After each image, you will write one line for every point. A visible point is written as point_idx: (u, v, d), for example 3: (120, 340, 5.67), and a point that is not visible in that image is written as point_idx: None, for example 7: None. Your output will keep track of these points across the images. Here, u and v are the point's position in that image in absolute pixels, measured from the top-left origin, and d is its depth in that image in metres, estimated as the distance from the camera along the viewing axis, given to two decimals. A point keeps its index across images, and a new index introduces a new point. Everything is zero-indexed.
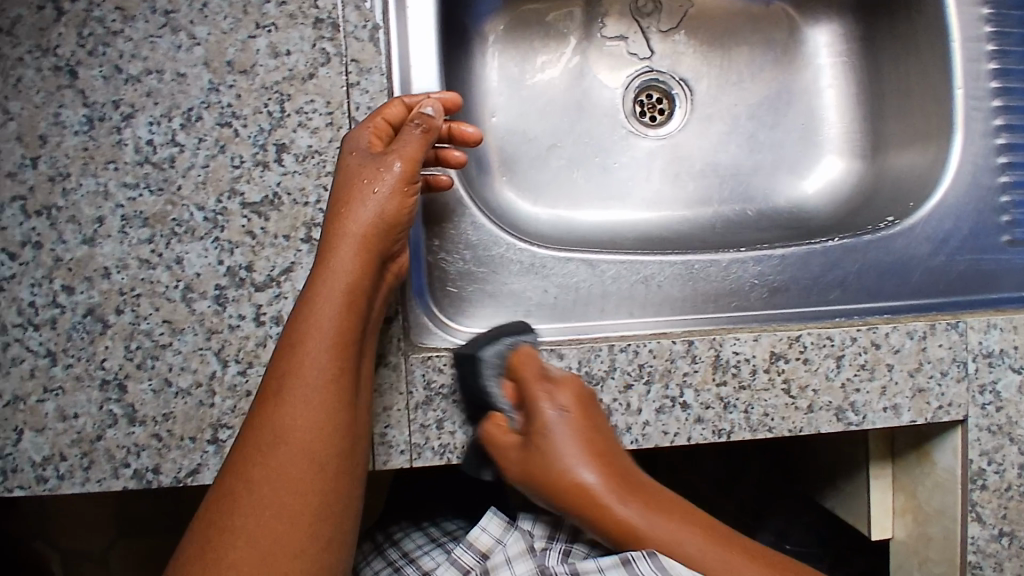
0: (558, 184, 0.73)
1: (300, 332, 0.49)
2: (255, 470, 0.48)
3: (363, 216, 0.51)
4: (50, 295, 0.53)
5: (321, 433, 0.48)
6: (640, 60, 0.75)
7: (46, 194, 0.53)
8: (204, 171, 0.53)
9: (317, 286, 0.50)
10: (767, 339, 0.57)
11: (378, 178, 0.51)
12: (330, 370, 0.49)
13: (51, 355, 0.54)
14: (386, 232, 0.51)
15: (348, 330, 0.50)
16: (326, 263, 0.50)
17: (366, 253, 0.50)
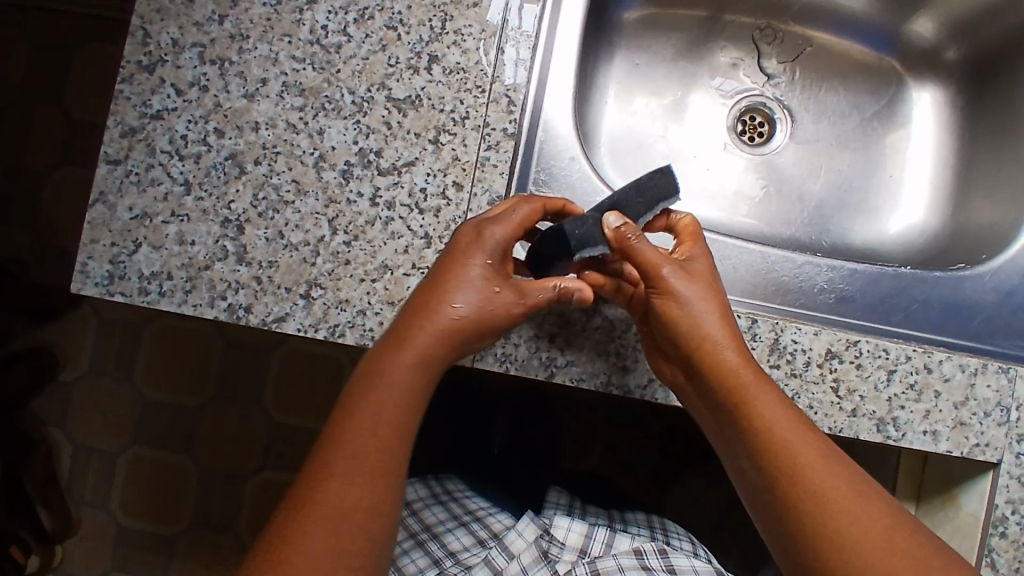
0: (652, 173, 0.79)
1: (374, 409, 0.49)
2: (316, 504, 0.47)
3: (465, 308, 0.52)
4: (201, 134, 0.59)
5: (376, 509, 0.48)
6: (754, 84, 0.83)
7: (224, 48, 0.60)
8: (363, 62, 0.60)
9: (396, 370, 0.51)
10: (826, 336, 0.61)
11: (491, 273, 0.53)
12: (397, 446, 0.50)
13: (186, 185, 0.59)
14: (486, 327, 0.53)
15: (416, 405, 0.51)
16: (420, 333, 0.52)
17: (452, 339, 0.52)
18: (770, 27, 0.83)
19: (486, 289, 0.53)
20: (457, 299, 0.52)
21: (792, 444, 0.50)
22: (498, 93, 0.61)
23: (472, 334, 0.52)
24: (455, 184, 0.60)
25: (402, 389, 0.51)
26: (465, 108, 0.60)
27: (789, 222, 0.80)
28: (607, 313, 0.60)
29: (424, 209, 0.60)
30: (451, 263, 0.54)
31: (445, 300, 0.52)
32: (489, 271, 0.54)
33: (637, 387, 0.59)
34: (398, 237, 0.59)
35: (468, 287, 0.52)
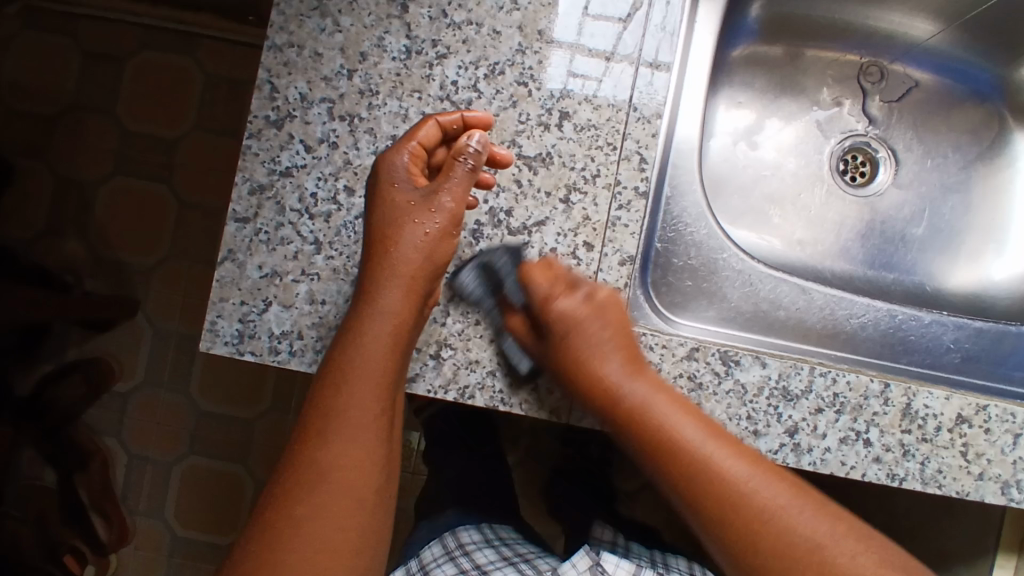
0: (753, 213, 0.79)
1: (344, 374, 0.53)
2: (312, 466, 0.53)
3: (407, 257, 0.55)
4: (331, 192, 0.59)
5: (371, 464, 0.54)
6: (856, 123, 0.82)
7: (353, 104, 0.59)
8: (494, 119, 0.59)
9: (361, 333, 0.54)
10: (957, 401, 0.61)
11: (424, 219, 0.55)
12: (371, 404, 0.54)
13: (316, 244, 0.58)
14: (432, 269, 0.55)
15: (392, 368, 0.54)
16: (375, 295, 0.54)
17: (412, 293, 0.55)
18: (875, 63, 0.82)
19: (421, 235, 0.55)
20: (397, 253, 0.54)
21: (728, 465, 0.53)
22: (630, 150, 0.60)
23: (425, 283, 0.55)
24: (585, 245, 0.59)
25: (368, 355, 0.54)
26: (596, 166, 0.59)
27: (888, 265, 0.80)
28: (739, 376, 0.59)
29: (554, 269, 0.59)
30: (385, 213, 0.55)
31: (390, 257, 0.54)
32: (417, 212, 0.55)
33: (767, 451, 0.59)
34: (528, 297, 0.59)
35: (408, 235, 0.55)
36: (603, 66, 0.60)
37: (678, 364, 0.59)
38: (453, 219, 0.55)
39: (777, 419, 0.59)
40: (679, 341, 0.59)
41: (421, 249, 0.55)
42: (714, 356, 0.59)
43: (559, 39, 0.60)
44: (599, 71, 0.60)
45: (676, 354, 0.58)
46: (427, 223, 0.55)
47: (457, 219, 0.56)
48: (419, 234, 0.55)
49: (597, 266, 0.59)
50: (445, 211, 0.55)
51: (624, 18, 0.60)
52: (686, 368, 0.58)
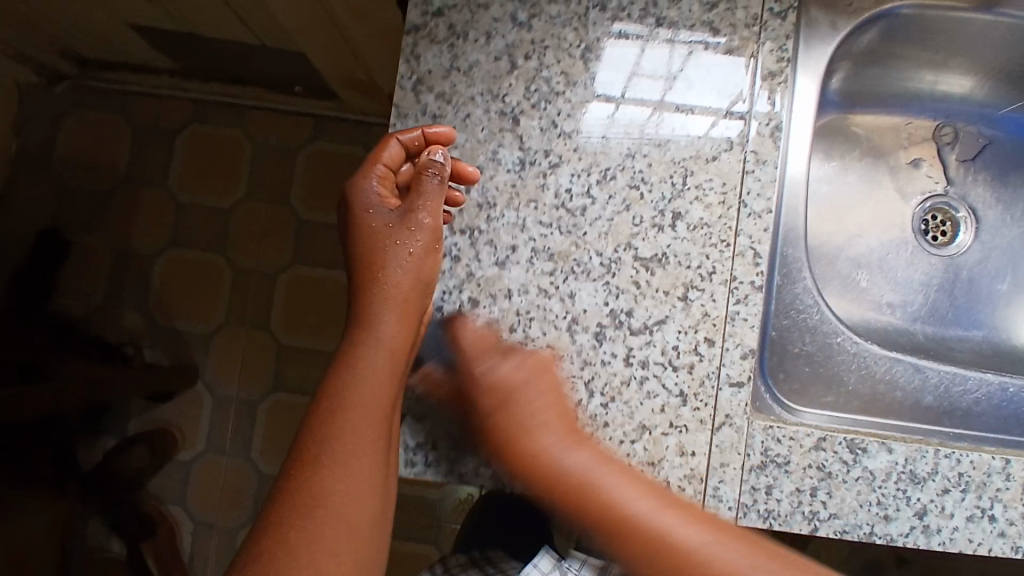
0: (841, 278, 0.80)
1: (343, 400, 0.56)
2: (308, 489, 0.53)
3: (398, 280, 0.59)
4: (457, 304, 0.61)
5: (371, 484, 0.55)
6: (936, 183, 0.84)
7: (472, 217, 0.61)
8: (609, 223, 0.61)
9: (362, 361, 0.57)
10: None
11: (405, 240, 0.59)
12: (369, 429, 0.55)
13: (445, 355, 0.60)
14: (423, 291, 0.59)
15: (395, 388, 0.57)
16: (374, 319, 0.58)
17: (408, 313, 0.58)
18: (948, 126, 0.84)
19: (406, 256, 0.59)
20: (386, 277, 0.59)
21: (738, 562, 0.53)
22: (743, 246, 0.61)
23: (418, 306, 0.59)
24: (707, 340, 0.60)
25: (367, 381, 0.56)
26: (711, 263, 0.61)
27: (975, 323, 0.81)
28: (867, 463, 0.60)
29: (677, 366, 0.60)
30: (368, 240, 0.61)
31: (381, 283, 0.59)
32: (397, 233, 0.60)
33: (900, 535, 0.60)
34: (654, 396, 0.60)
35: (392, 257, 0.59)
36: (652, 114, 0.62)
37: (806, 454, 0.60)
38: (434, 234, 0.59)
39: (907, 502, 0.60)
40: (805, 432, 0.60)
41: (409, 271, 0.59)
42: (841, 444, 0.60)
43: (604, 94, 0.61)
44: (648, 118, 0.61)
45: (804, 446, 0.60)
46: (409, 242, 0.59)
47: (437, 234, 0.59)
48: (404, 254, 0.59)
49: (720, 361, 0.60)
50: (423, 229, 0.59)
51: (671, 74, 0.62)
52: (815, 458, 0.60)
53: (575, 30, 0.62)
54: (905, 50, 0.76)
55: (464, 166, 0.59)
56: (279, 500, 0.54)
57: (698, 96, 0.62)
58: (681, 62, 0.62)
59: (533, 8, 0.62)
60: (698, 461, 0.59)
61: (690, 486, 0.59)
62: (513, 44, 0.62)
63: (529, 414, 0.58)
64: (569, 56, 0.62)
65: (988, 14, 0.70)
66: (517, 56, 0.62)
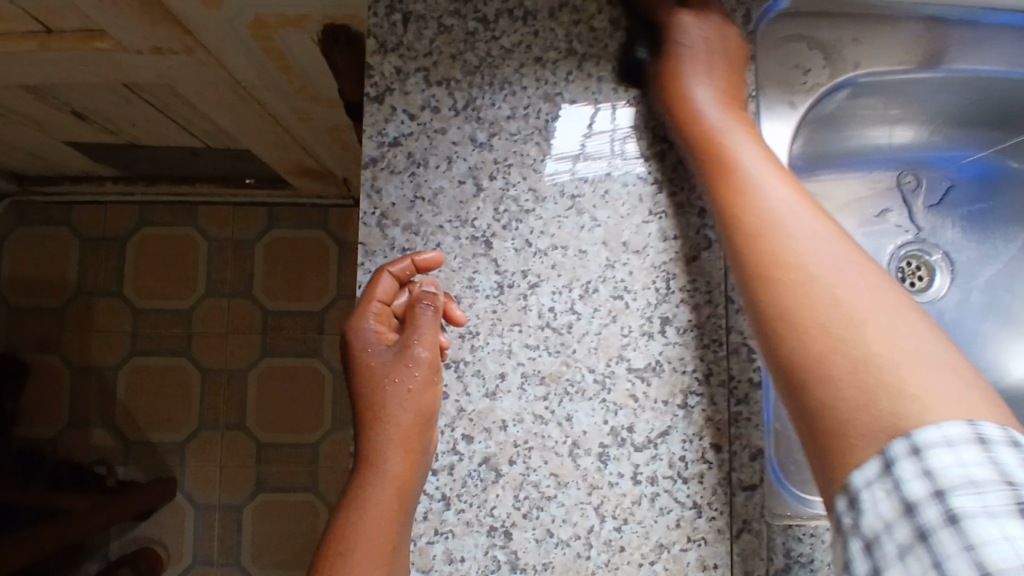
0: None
1: (349, 542, 0.52)
2: None
3: (398, 416, 0.55)
4: (450, 443, 0.57)
5: None
6: (905, 230, 0.84)
7: (455, 349, 0.58)
8: (597, 337, 0.59)
9: (366, 500, 0.53)
10: None
11: (402, 374, 0.55)
12: (378, 570, 0.51)
13: (444, 499, 0.57)
14: (426, 425, 0.55)
15: (399, 530, 0.53)
16: (378, 458, 0.54)
17: (411, 451, 0.54)
18: (911, 173, 0.84)
19: (405, 392, 0.55)
20: (386, 415, 0.55)
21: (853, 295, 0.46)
22: (736, 342, 0.60)
23: (422, 439, 0.55)
24: (712, 446, 0.58)
25: (374, 519, 0.52)
26: (707, 365, 0.59)
27: None
28: None
29: (687, 478, 0.58)
30: (367, 381, 0.57)
31: (382, 421, 0.55)
32: (395, 370, 0.56)
33: None
34: (667, 512, 0.58)
35: (393, 395, 0.55)
36: (607, 173, 0.61)
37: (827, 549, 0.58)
38: (432, 369, 0.55)
39: None
40: (824, 526, 0.58)
41: (409, 406, 0.55)
42: None
43: (556, 154, 0.61)
44: (604, 179, 0.61)
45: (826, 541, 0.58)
46: (407, 379, 0.55)
47: (434, 368, 0.56)
48: (403, 391, 0.55)
49: (729, 466, 0.58)
50: (421, 363, 0.55)
51: (625, 128, 0.62)
52: None
53: (537, 144, 0.62)
54: (863, 108, 0.76)
55: (453, 310, 0.57)
56: None
57: (668, 195, 0.61)
58: (638, 116, 0.63)
59: (491, 127, 0.62)
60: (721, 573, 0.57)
61: None
62: (476, 166, 0.61)
63: (726, 106, 0.59)
64: (534, 171, 0.61)
65: (939, 70, 0.72)
66: (482, 177, 0.61)
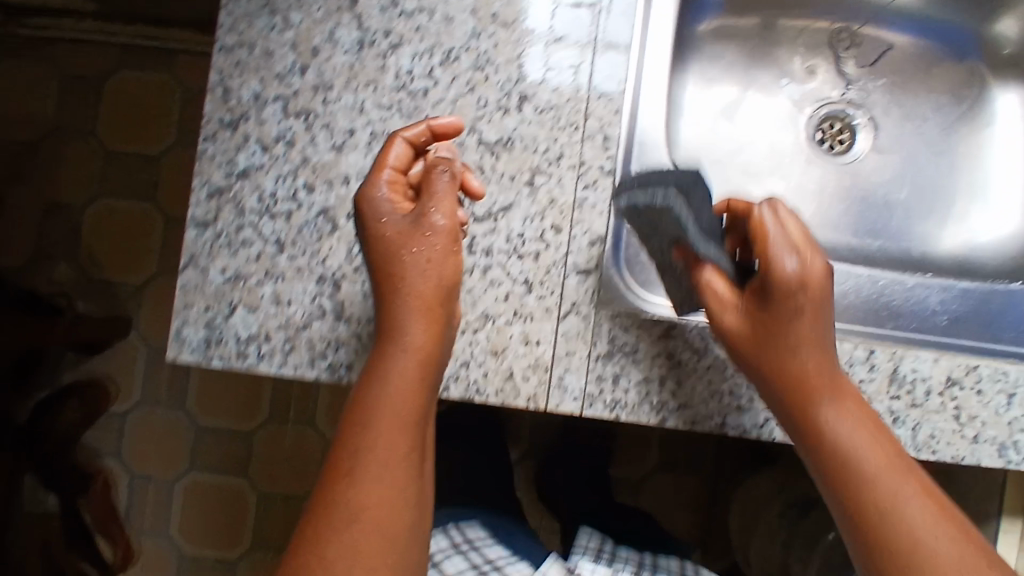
0: (722, 173, 0.78)
1: (370, 418, 0.49)
2: (335, 519, 0.46)
3: (419, 287, 0.51)
4: (291, 191, 0.57)
5: (402, 504, 0.48)
6: (831, 90, 0.82)
7: (308, 100, 0.58)
8: (452, 106, 0.58)
9: (385, 374, 0.50)
10: (946, 364, 0.58)
11: (421, 243, 0.52)
12: (400, 448, 0.49)
13: (278, 244, 0.57)
14: (447, 294, 0.52)
15: (418, 410, 0.50)
16: (397, 332, 0.51)
17: (432, 322, 0.51)
18: (846, 30, 0.81)
19: (425, 259, 0.52)
20: (406, 286, 0.51)
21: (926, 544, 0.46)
22: (593, 128, 0.58)
23: (443, 311, 0.52)
24: (553, 227, 0.58)
25: (398, 391, 0.50)
26: (559, 147, 0.58)
27: (874, 232, 0.79)
28: (719, 352, 0.58)
29: (522, 255, 0.58)
30: (383, 252, 0.52)
31: (401, 291, 0.51)
32: (414, 237, 0.52)
33: (753, 427, 0.58)
34: (497, 284, 0.58)
35: (413, 263, 0.52)
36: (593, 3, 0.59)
37: (655, 342, 0.58)
38: (453, 235, 0.52)
39: None
40: (655, 321, 0.58)
41: (430, 274, 0.52)
42: (692, 333, 0.58)
43: None
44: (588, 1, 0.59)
45: (653, 334, 0.57)
46: (427, 246, 0.52)
47: (455, 234, 0.53)
48: (422, 260, 0.52)
49: (566, 249, 0.58)
50: (441, 229, 0.52)
51: None
52: (664, 347, 0.58)
53: None
54: None
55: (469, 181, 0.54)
56: (297, 534, 0.48)
57: None
58: None
59: None
60: (543, 351, 0.58)
61: (533, 376, 0.57)
62: None
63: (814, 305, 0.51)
64: None
65: None
66: None
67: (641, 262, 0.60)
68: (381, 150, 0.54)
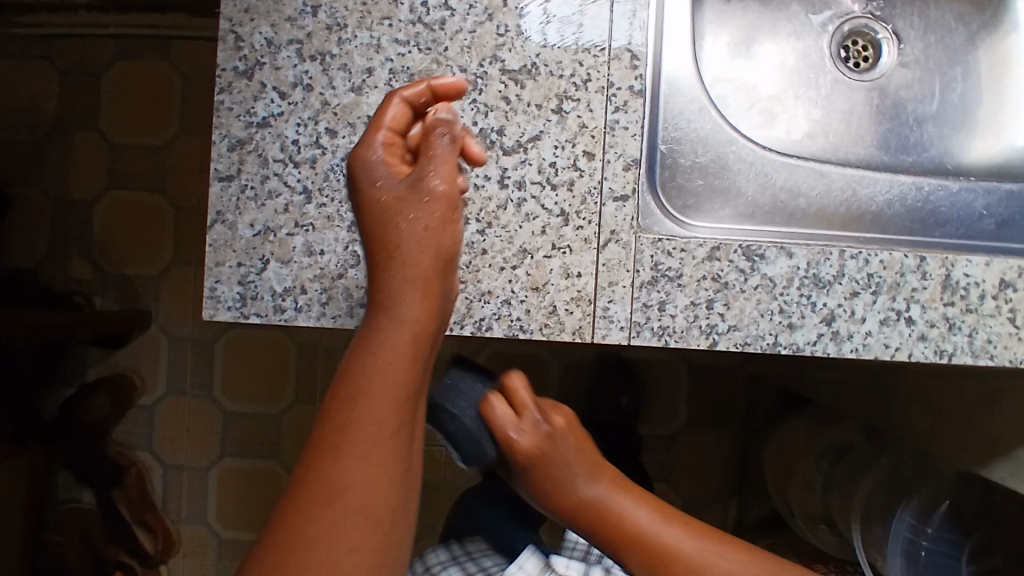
0: (739, 96, 0.75)
1: (363, 387, 0.49)
2: (319, 489, 0.47)
3: (415, 256, 0.52)
4: (313, 137, 0.56)
5: (389, 475, 0.49)
6: (853, 5, 0.79)
7: (322, 41, 0.56)
8: (471, 35, 0.56)
9: (380, 343, 0.51)
10: (1000, 266, 0.56)
11: (418, 213, 0.52)
12: (391, 419, 0.49)
13: (306, 193, 0.56)
14: (444, 266, 0.52)
15: (413, 383, 0.51)
16: (392, 302, 0.51)
17: (428, 294, 0.52)
18: None
19: (421, 228, 0.52)
20: (401, 254, 0.52)
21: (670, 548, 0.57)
22: (619, 48, 0.56)
23: (440, 283, 0.52)
24: (586, 155, 0.56)
25: (390, 363, 0.50)
26: (586, 71, 0.56)
27: (905, 148, 0.76)
28: (765, 270, 0.56)
29: (556, 186, 0.56)
30: (378, 220, 0.52)
31: (395, 260, 0.52)
32: (411, 204, 0.52)
33: (806, 344, 0.56)
34: (533, 218, 0.56)
35: (408, 233, 0.52)
36: None
37: (700, 266, 0.56)
38: (451, 204, 0.52)
39: (812, 309, 0.56)
40: (697, 243, 0.56)
41: (427, 245, 0.52)
42: (737, 253, 0.56)
43: None
44: None
45: (697, 257, 0.55)
46: (424, 215, 0.52)
47: (454, 204, 0.52)
48: (418, 229, 0.52)
49: (601, 176, 0.56)
50: (438, 198, 0.52)
51: None
52: (710, 269, 0.56)
53: None
54: None
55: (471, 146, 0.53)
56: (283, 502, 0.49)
57: None
58: None
59: None
60: (585, 283, 0.56)
61: (576, 309, 0.56)
62: None
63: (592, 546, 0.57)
64: None
65: None
66: None
67: (677, 186, 0.59)
68: (379, 109, 0.53)
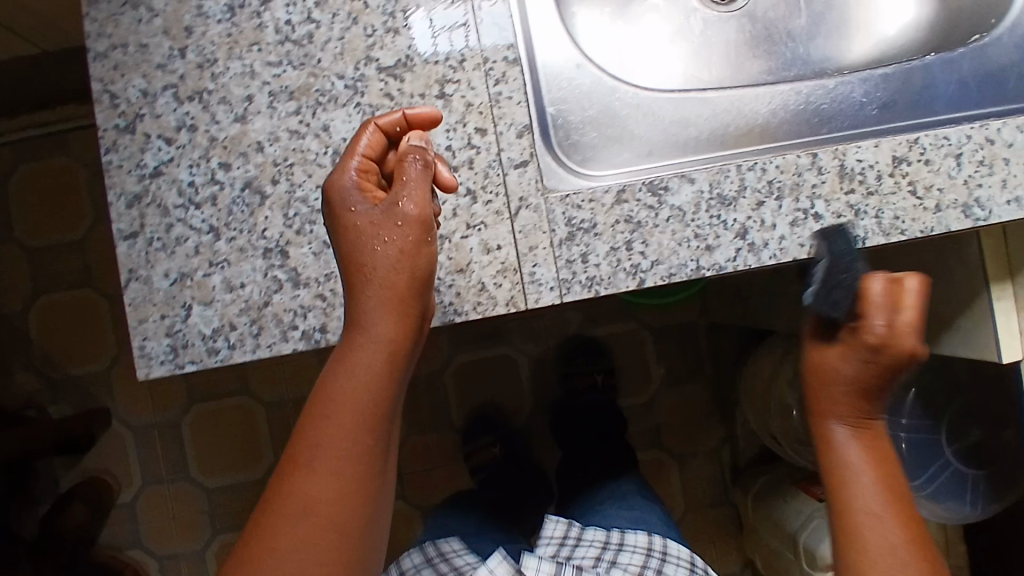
0: (620, 52, 0.78)
1: (337, 408, 0.48)
2: (286, 513, 0.46)
3: (389, 278, 0.48)
4: (208, 174, 0.56)
5: (360, 498, 0.47)
6: None
7: (196, 81, 0.57)
8: (341, 42, 0.57)
9: (353, 363, 0.48)
10: (887, 144, 0.59)
11: (389, 234, 0.49)
12: (362, 443, 0.48)
13: (213, 231, 0.56)
14: (418, 287, 0.49)
15: (387, 407, 0.49)
16: (364, 321, 0.49)
17: (403, 316, 0.49)
18: None
19: (391, 247, 0.49)
20: (371, 274, 0.49)
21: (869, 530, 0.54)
22: (486, 22, 0.58)
23: (416, 302, 0.49)
24: (478, 131, 0.57)
25: (366, 386, 0.48)
26: (459, 51, 0.57)
27: (786, 64, 0.80)
28: (673, 201, 0.57)
29: (456, 167, 0.57)
30: (350, 242, 0.50)
31: (364, 280, 0.49)
32: (382, 225, 0.49)
33: (728, 262, 0.58)
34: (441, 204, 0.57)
35: (381, 254, 0.49)
36: None
37: (610, 212, 0.57)
38: (424, 225, 0.49)
39: (724, 227, 0.58)
40: (603, 190, 0.57)
41: (401, 268, 0.49)
42: (642, 191, 0.57)
43: None
44: None
45: (606, 204, 0.57)
46: (398, 238, 0.48)
47: (428, 225, 0.50)
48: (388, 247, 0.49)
49: (498, 147, 0.57)
50: (411, 220, 0.49)
51: None
52: (621, 213, 0.57)
53: None
54: None
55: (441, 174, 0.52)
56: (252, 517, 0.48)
57: None
58: None
59: None
60: (506, 253, 0.57)
61: (505, 280, 0.57)
62: None
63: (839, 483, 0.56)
64: None
65: None
66: None
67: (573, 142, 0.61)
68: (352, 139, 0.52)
